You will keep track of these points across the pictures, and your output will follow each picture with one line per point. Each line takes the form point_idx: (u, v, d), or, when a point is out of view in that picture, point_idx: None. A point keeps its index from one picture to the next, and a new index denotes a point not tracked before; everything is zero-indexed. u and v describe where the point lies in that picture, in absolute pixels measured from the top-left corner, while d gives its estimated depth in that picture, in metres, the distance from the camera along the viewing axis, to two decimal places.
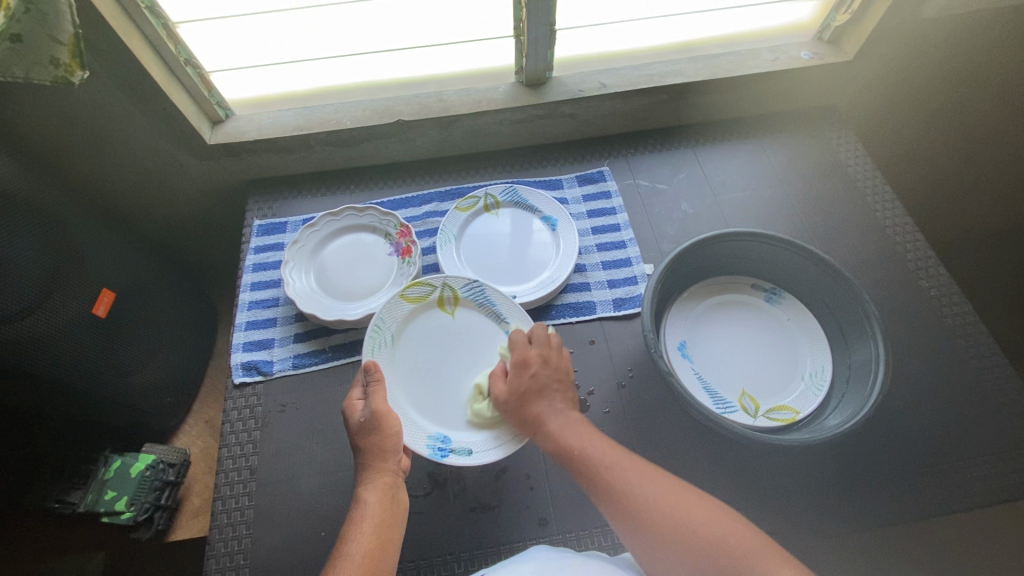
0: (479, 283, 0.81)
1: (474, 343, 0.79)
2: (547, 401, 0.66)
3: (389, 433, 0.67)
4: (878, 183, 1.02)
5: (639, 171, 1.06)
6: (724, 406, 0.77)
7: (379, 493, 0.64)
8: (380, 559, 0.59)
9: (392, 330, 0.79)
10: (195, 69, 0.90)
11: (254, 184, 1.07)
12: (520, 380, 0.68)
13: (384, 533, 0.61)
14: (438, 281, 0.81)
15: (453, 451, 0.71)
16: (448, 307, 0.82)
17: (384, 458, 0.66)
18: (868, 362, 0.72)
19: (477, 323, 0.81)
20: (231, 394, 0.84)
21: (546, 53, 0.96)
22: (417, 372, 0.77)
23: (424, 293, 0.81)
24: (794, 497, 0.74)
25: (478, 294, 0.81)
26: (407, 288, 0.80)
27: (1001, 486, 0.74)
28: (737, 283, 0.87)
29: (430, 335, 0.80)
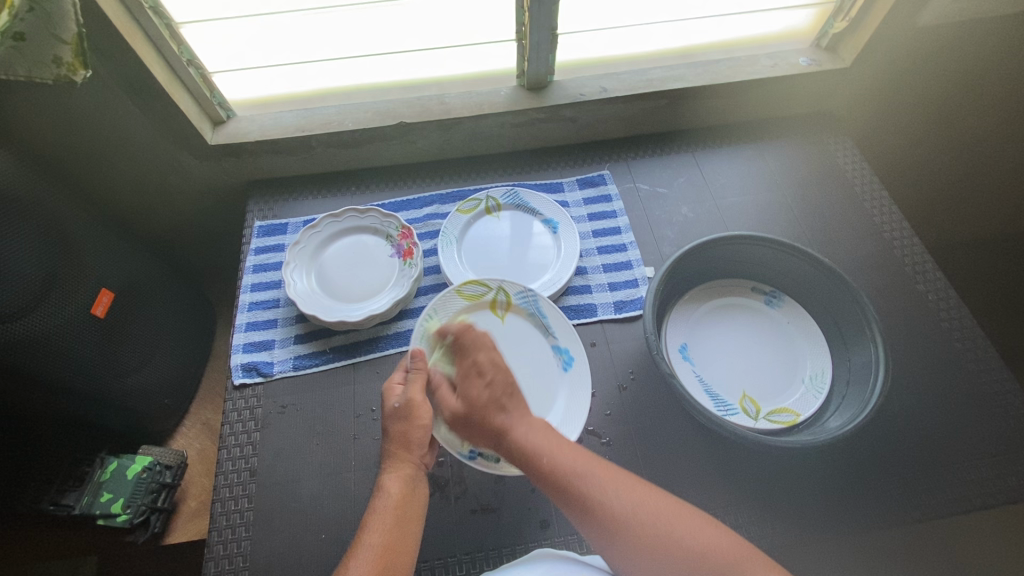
0: (534, 292, 0.81)
1: (518, 350, 0.80)
2: (503, 410, 0.64)
3: (418, 424, 0.67)
4: (875, 188, 1.04)
5: (639, 175, 1.07)
6: (725, 408, 0.78)
7: (399, 484, 0.64)
8: (398, 552, 0.59)
9: (441, 324, 0.79)
10: (197, 69, 0.90)
11: (254, 185, 1.06)
12: (475, 389, 0.66)
13: (401, 525, 0.61)
14: (495, 283, 0.82)
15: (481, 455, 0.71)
16: (499, 310, 0.81)
17: (410, 448, 0.66)
18: (868, 364, 0.72)
19: (527, 329, 0.81)
20: (231, 395, 0.83)
21: (547, 57, 0.97)
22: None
23: (479, 292, 0.81)
24: (795, 500, 0.74)
25: (531, 304, 0.81)
26: (463, 284, 0.81)
27: (998, 489, 0.74)
28: (737, 286, 0.88)
29: None
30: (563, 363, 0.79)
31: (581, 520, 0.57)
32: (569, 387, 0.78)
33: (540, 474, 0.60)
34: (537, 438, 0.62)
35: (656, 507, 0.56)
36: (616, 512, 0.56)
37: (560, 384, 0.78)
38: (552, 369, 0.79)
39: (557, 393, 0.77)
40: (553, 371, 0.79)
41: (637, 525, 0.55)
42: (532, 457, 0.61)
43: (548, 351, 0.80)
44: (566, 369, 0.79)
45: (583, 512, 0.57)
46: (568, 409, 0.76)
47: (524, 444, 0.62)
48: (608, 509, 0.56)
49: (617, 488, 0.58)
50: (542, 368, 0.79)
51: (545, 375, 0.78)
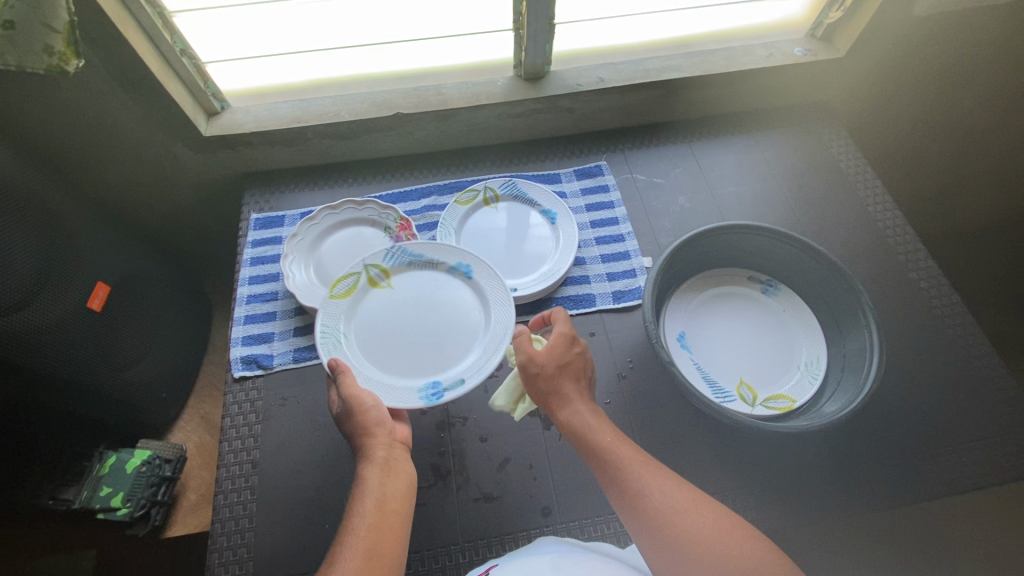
0: (394, 247, 0.78)
1: (426, 296, 0.77)
2: (572, 387, 0.66)
3: (367, 408, 0.65)
4: (869, 177, 1.05)
5: (636, 165, 1.07)
6: (722, 395, 0.79)
7: (374, 466, 0.62)
8: (387, 529, 0.57)
9: (340, 328, 0.74)
10: (191, 59, 0.89)
11: (250, 177, 1.05)
12: (552, 363, 0.65)
13: (383, 504, 0.59)
14: (355, 265, 0.77)
15: (446, 388, 0.70)
16: (380, 281, 0.78)
17: (372, 431, 0.65)
18: (863, 350, 0.74)
19: (416, 276, 0.78)
20: (231, 388, 0.83)
21: (545, 47, 0.97)
22: (387, 349, 0.74)
23: (352, 282, 0.76)
24: (792, 485, 0.76)
25: (402, 255, 0.78)
26: (330, 288, 0.75)
27: (990, 471, 0.76)
28: (734, 276, 0.89)
29: (380, 311, 0.76)
30: (468, 278, 0.78)
31: (625, 512, 0.57)
32: (484, 295, 0.77)
33: (599, 462, 0.60)
34: (597, 424, 0.63)
35: (695, 504, 0.56)
36: (662, 507, 0.56)
37: (479, 297, 0.77)
38: (459, 290, 0.78)
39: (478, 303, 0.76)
40: (462, 290, 0.78)
41: (681, 523, 0.54)
42: (594, 441, 0.61)
43: (449, 279, 0.78)
44: (471, 278, 0.78)
45: (628, 504, 0.57)
46: (492, 312, 0.75)
47: (588, 427, 0.62)
48: (655, 504, 0.56)
49: (665, 483, 0.58)
50: (453, 297, 0.77)
51: (462, 299, 0.77)
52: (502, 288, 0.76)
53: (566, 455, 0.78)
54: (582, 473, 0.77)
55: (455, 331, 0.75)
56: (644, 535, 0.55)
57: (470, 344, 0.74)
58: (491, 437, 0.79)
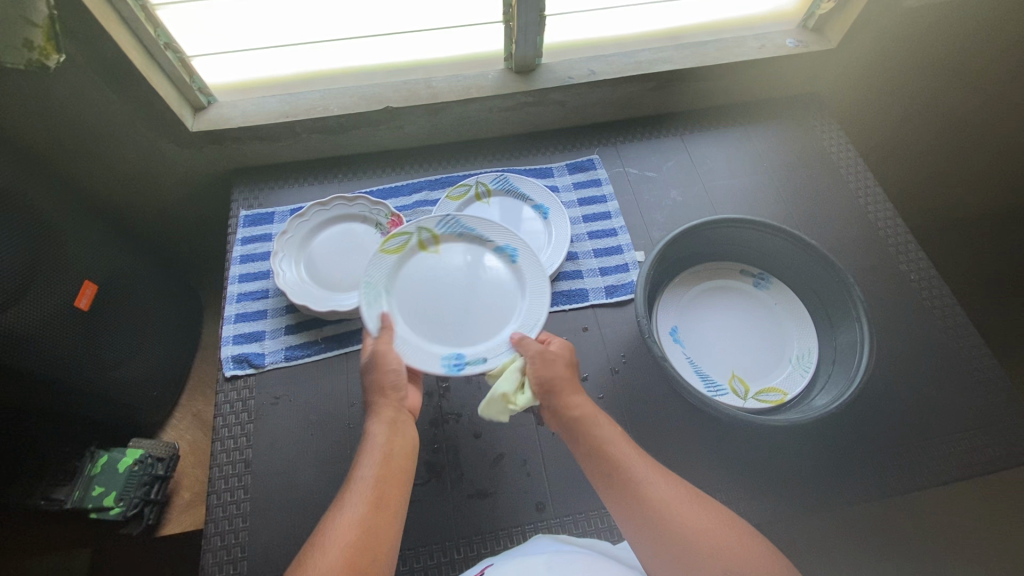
0: (451, 216, 0.78)
1: (468, 271, 0.77)
2: (574, 385, 0.66)
3: (389, 370, 0.66)
4: (860, 169, 1.05)
5: (629, 159, 1.07)
6: (715, 389, 0.79)
7: (384, 426, 0.64)
8: (388, 490, 0.59)
9: (382, 283, 0.74)
10: (176, 54, 0.87)
11: (238, 173, 1.04)
12: (559, 362, 0.67)
13: (388, 466, 0.61)
14: (411, 226, 0.77)
15: (469, 362, 0.70)
16: (430, 247, 0.77)
17: (389, 390, 0.66)
18: (853, 343, 0.74)
19: (464, 250, 0.78)
20: (222, 387, 0.82)
21: (535, 39, 0.95)
22: (420, 315, 0.73)
23: (403, 242, 0.76)
24: (784, 477, 0.76)
25: (455, 226, 0.78)
26: (382, 241, 0.75)
27: (978, 461, 0.77)
28: (727, 269, 0.89)
29: (422, 277, 0.76)
30: (512, 261, 0.77)
31: (617, 501, 0.58)
32: (525, 278, 0.75)
33: (597, 454, 0.60)
34: (596, 419, 0.63)
35: (687, 496, 0.58)
36: (658, 496, 0.57)
37: (519, 282, 0.76)
38: (503, 270, 0.77)
39: (517, 287, 0.75)
40: (505, 271, 0.77)
41: (674, 511, 0.56)
42: (593, 434, 0.62)
43: (493, 259, 0.78)
44: (515, 262, 0.77)
45: (623, 494, 0.58)
46: (530, 299, 0.74)
47: (590, 421, 0.62)
48: (649, 493, 0.57)
49: (660, 476, 0.59)
50: (494, 276, 0.76)
51: (502, 282, 0.76)
52: (543, 281, 0.74)
53: (560, 450, 0.78)
54: (575, 467, 0.77)
55: (491, 309, 0.74)
56: (636, 522, 0.56)
57: (503, 324, 0.73)
58: (484, 433, 0.80)
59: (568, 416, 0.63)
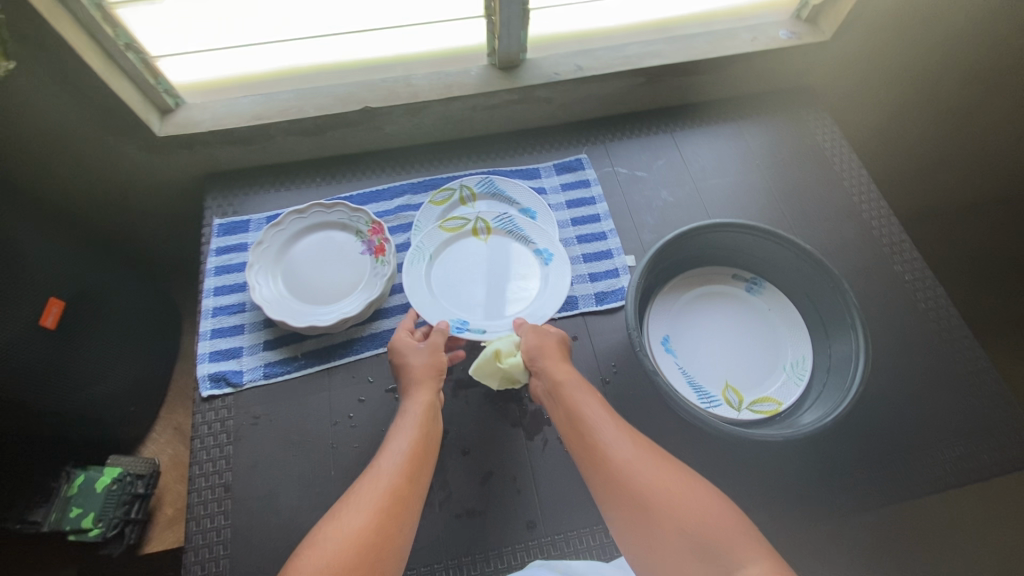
0: (509, 215, 0.90)
1: (504, 265, 0.87)
2: (560, 358, 0.73)
3: (438, 357, 0.74)
4: (854, 166, 1.03)
5: (618, 157, 1.03)
6: (708, 400, 0.78)
7: (423, 405, 0.69)
8: (421, 462, 0.64)
9: (430, 252, 0.87)
10: (138, 54, 0.82)
11: (209, 178, 0.99)
12: (548, 337, 0.75)
13: (426, 442, 0.66)
14: (472, 215, 0.89)
15: (469, 328, 0.80)
16: (482, 235, 0.89)
17: (434, 376, 0.72)
18: (848, 355, 0.72)
19: (509, 246, 0.88)
20: (199, 408, 0.79)
21: (519, 34, 0.91)
22: (450, 284, 0.85)
23: (460, 225, 0.89)
24: (778, 489, 0.75)
25: (508, 223, 0.89)
26: (445, 220, 0.88)
27: (972, 467, 0.76)
28: (719, 274, 0.87)
29: (464, 259, 0.87)
30: (545, 263, 0.86)
31: (587, 460, 0.63)
32: (550, 277, 0.85)
33: (572, 418, 0.65)
34: (578, 387, 0.68)
35: (652, 458, 0.61)
36: (622, 456, 0.61)
37: (543, 280, 0.84)
38: (535, 270, 0.86)
39: (541, 287, 0.84)
40: (535, 269, 0.86)
41: (636, 470, 0.59)
42: (572, 400, 0.67)
43: (529, 257, 0.87)
44: (548, 264, 0.86)
45: (592, 453, 0.62)
46: (546, 298, 0.83)
47: (571, 389, 0.68)
48: (615, 453, 0.61)
49: (627, 438, 0.63)
50: (526, 270, 0.86)
51: (530, 277, 0.86)
52: (564, 288, 0.82)
53: (550, 465, 0.77)
54: (566, 483, 0.75)
55: (511, 299, 0.84)
56: (602, 480, 0.61)
57: (516, 311, 0.82)
58: (472, 449, 0.78)
59: (552, 384, 0.70)
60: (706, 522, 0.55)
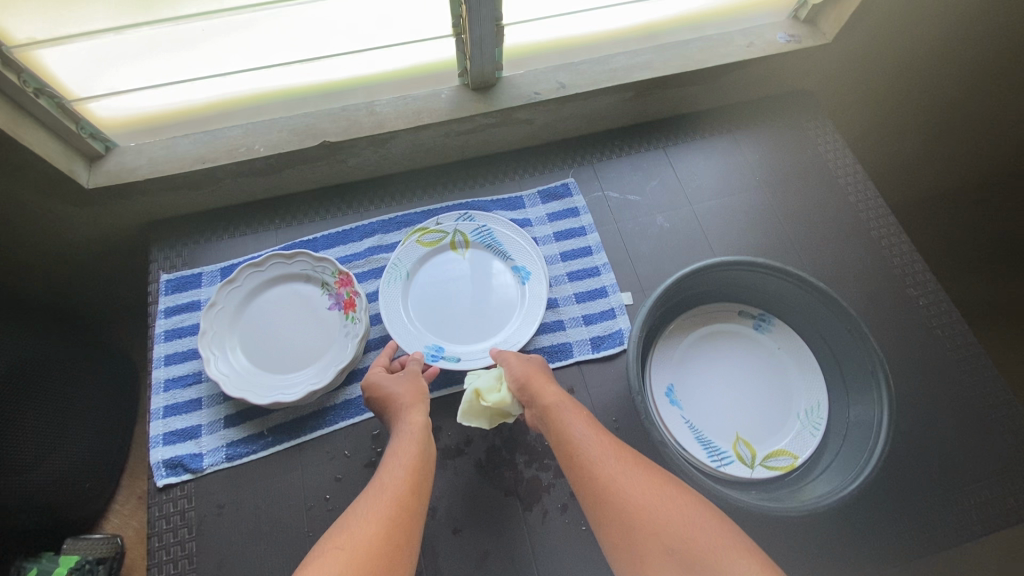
0: (487, 226, 0.84)
1: (480, 280, 0.83)
2: (548, 380, 0.68)
3: (421, 381, 0.69)
4: (858, 177, 0.96)
5: (607, 180, 0.95)
6: (719, 459, 0.71)
7: (415, 426, 0.62)
8: (420, 486, 0.57)
9: (407, 268, 0.82)
10: (52, 99, 0.70)
11: (154, 227, 0.88)
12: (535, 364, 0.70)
13: (423, 467, 0.59)
14: (450, 226, 0.84)
15: (444, 357, 0.76)
16: (460, 249, 0.84)
17: (421, 399, 0.66)
18: (869, 423, 0.65)
19: (487, 262, 0.84)
20: (154, 499, 0.71)
21: (493, 52, 0.81)
22: (426, 304, 0.81)
23: (438, 238, 0.84)
24: (800, 552, 0.69)
25: (487, 237, 0.84)
26: (422, 232, 0.83)
27: (1002, 514, 0.71)
28: (724, 312, 0.79)
29: (441, 276, 0.83)
30: (523, 282, 0.81)
31: (576, 479, 0.58)
32: (527, 299, 0.81)
33: (560, 439, 0.60)
34: (569, 409, 0.63)
35: (641, 472, 0.56)
36: (607, 473, 0.56)
37: (520, 300, 0.81)
38: (513, 290, 0.82)
39: (517, 309, 0.80)
40: (513, 290, 0.82)
41: (622, 488, 0.54)
42: (558, 421, 0.62)
43: (507, 275, 0.83)
44: (524, 285, 0.81)
45: (580, 474, 0.57)
46: (522, 322, 0.79)
47: (558, 411, 0.62)
48: (602, 472, 0.56)
49: (615, 454, 0.57)
50: (506, 293, 0.82)
51: (507, 296, 0.82)
52: (538, 311, 0.78)
53: (552, 540, 0.70)
54: (569, 560, 0.69)
55: (487, 321, 0.80)
56: (591, 501, 0.55)
57: (492, 335, 0.79)
58: (464, 527, 0.71)
59: (539, 408, 0.64)
60: (694, 538, 0.49)
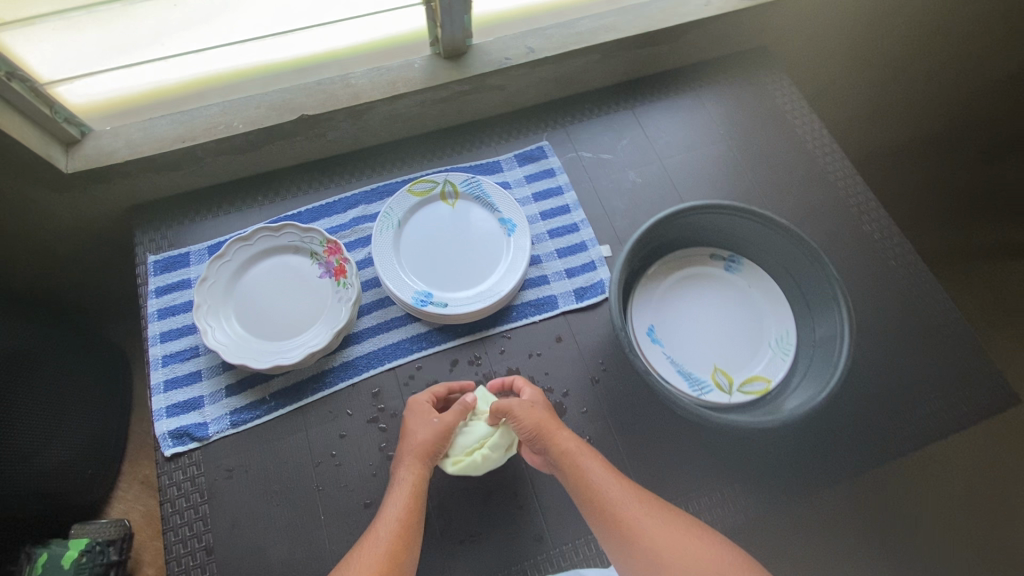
0: (477, 179, 0.88)
1: (468, 229, 0.87)
2: (558, 425, 0.67)
3: (443, 437, 0.67)
4: (814, 126, 1.02)
5: (581, 141, 0.99)
6: (700, 388, 0.76)
7: (410, 485, 0.63)
8: (403, 547, 0.59)
9: (399, 217, 0.85)
10: (23, 82, 0.71)
11: (136, 211, 0.88)
12: (542, 408, 0.68)
13: (408, 525, 0.61)
14: (440, 178, 0.88)
15: (432, 302, 0.80)
16: (449, 200, 0.88)
17: (424, 458, 0.65)
18: (834, 335, 0.72)
19: (475, 213, 0.88)
20: (164, 469, 0.73)
21: (462, 19, 0.84)
22: (417, 252, 0.84)
23: (429, 189, 0.87)
24: (777, 467, 0.75)
25: (475, 188, 0.88)
26: (413, 183, 0.87)
27: (954, 419, 0.78)
28: (696, 256, 0.84)
29: (431, 225, 0.86)
30: (508, 233, 0.85)
31: (599, 522, 0.61)
32: (511, 249, 0.85)
33: (580, 485, 0.62)
34: (584, 453, 0.64)
35: (659, 515, 0.61)
36: (631, 515, 0.60)
37: (505, 250, 0.85)
38: (499, 239, 0.86)
39: (503, 259, 0.84)
40: (498, 240, 0.86)
41: (648, 532, 0.59)
42: (577, 467, 0.63)
43: (493, 226, 0.87)
44: (509, 236, 0.85)
45: (603, 517, 0.61)
46: (507, 270, 0.83)
47: (577, 457, 0.64)
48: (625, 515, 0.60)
49: (635, 496, 0.62)
50: (493, 245, 0.85)
51: (493, 245, 0.85)
52: (522, 262, 0.82)
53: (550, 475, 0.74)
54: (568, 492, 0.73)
55: (475, 268, 0.84)
56: (614, 543, 0.60)
57: (479, 281, 0.83)
58: None
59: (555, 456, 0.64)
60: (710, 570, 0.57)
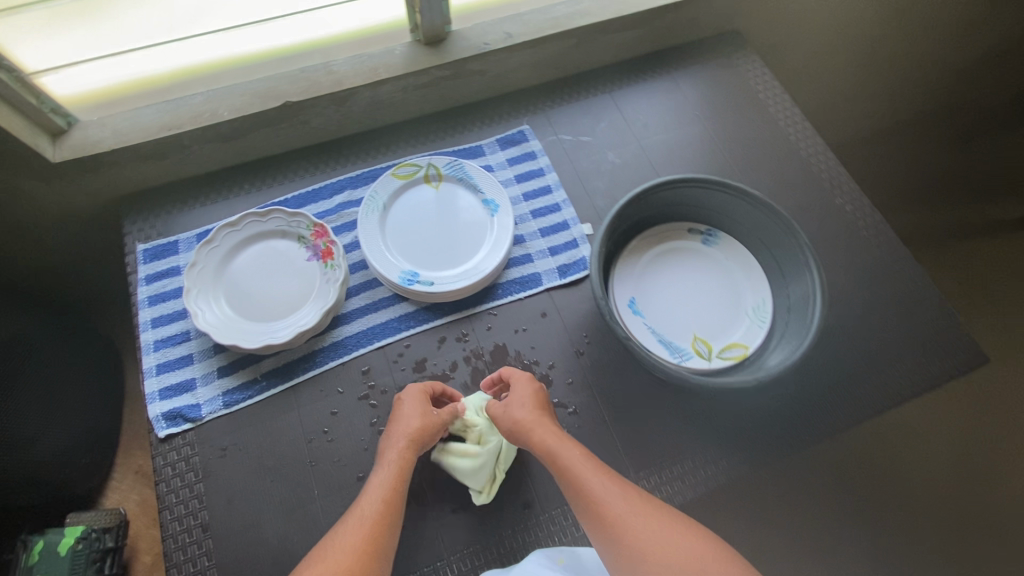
0: (460, 161, 0.90)
1: (452, 210, 0.89)
2: (544, 414, 0.67)
3: (437, 427, 0.69)
4: (786, 105, 1.05)
5: (561, 124, 1.01)
6: (680, 355, 0.79)
7: (399, 464, 0.63)
8: (385, 524, 0.59)
9: (384, 200, 0.87)
10: (8, 71, 0.72)
11: (123, 201, 0.89)
12: (523, 400, 0.68)
13: (393, 503, 0.60)
14: (423, 161, 0.90)
15: (419, 281, 0.82)
16: (433, 182, 0.90)
17: (417, 443, 0.66)
18: (806, 299, 0.74)
19: (459, 194, 0.90)
20: (158, 450, 0.74)
21: (440, 5, 0.86)
22: (403, 233, 0.86)
23: (412, 172, 0.89)
24: (756, 429, 0.78)
25: (458, 171, 0.90)
26: (397, 166, 0.89)
27: (923, 378, 0.82)
28: (674, 230, 0.87)
29: (416, 207, 0.88)
30: (491, 214, 0.87)
31: (583, 515, 0.59)
32: (495, 228, 0.87)
33: (563, 478, 0.61)
34: (566, 446, 0.63)
35: (646, 513, 0.57)
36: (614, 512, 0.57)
37: (489, 229, 0.87)
38: (483, 219, 0.88)
39: (487, 238, 0.86)
40: (482, 221, 0.88)
41: (630, 529, 0.55)
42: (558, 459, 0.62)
43: (477, 207, 0.89)
44: (492, 216, 0.87)
45: (588, 512, 0.58)
46: (490, 249, 0.85)
47: (557, 450, 0.62)
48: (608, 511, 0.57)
49: (621, 491, 0.58)
50: (477, 225, 0.87)
51: (478, 225, 0.88)
52: (506, 240, 0.84)
53: None
54: None
55: (459, 248, 0.86)
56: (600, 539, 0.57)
57: (463, 260, 0.85)
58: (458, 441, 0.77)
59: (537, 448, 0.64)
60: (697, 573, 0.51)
